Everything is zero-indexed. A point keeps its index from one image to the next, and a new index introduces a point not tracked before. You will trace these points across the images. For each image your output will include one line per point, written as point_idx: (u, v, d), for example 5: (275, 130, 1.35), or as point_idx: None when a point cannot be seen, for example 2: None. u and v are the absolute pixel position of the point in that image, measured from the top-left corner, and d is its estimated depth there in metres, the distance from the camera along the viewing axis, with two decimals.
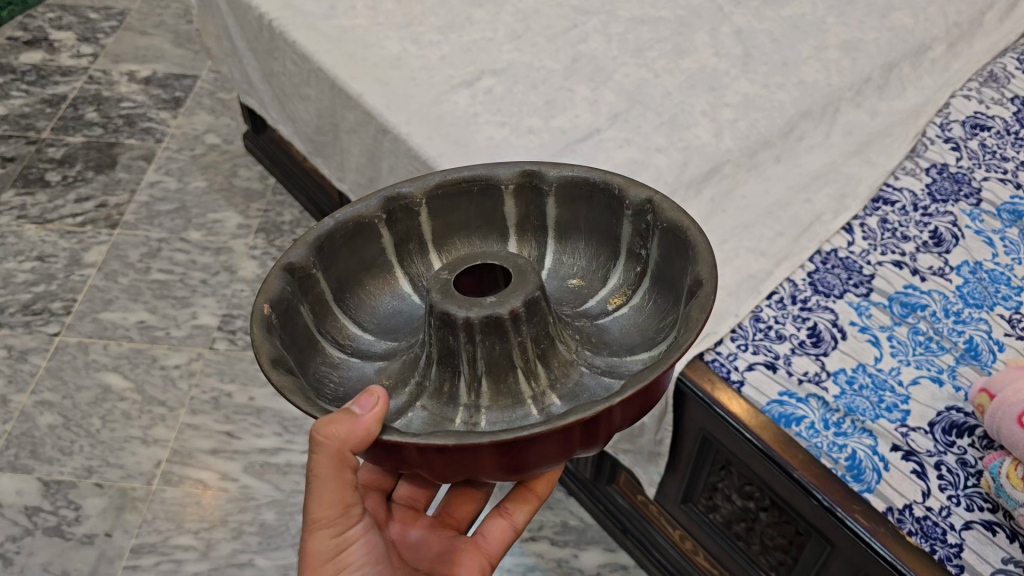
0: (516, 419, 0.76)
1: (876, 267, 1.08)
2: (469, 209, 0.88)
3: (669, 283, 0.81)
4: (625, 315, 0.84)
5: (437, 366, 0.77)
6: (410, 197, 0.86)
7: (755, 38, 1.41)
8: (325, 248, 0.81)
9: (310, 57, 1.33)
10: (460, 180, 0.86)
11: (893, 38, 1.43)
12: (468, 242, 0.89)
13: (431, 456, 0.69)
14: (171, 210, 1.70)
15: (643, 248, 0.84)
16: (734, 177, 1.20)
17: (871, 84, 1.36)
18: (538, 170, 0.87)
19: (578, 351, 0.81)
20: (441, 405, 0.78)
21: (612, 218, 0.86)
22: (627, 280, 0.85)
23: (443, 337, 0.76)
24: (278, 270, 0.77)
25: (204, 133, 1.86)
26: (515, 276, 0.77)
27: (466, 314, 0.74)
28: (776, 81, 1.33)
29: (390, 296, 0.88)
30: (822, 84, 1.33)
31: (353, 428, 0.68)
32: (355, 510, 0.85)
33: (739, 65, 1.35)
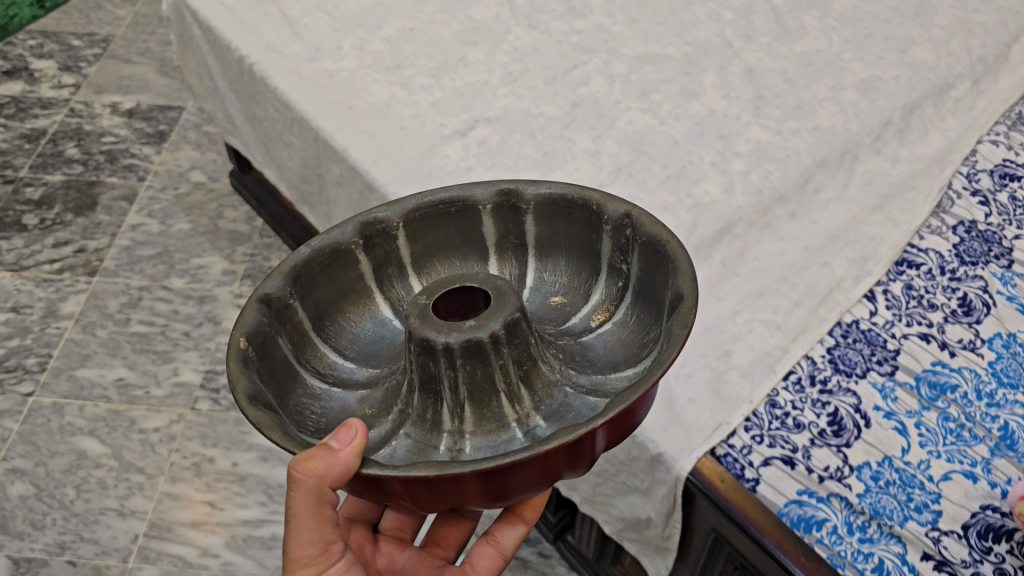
0: (502, 445, 0.73)
1: (901, 339, 1.00)
2: (446, 229, 0.85)
3: (653, 298, 0.78)
4: (608, 332, 0.80)
5: (419, 393, 0.74)
6: (387, 221, 0.82)
7: (767, 77, 1.33)
8: (302, 279, 0.77)
9: (292, 104, 1.24)
10: (438, 202, 0.83)
11: (914, 77, 1.34)
12: (449, 263, 0.86)
13: (413, 489, 0.66)
14: (153, 255, 1.63)
15: (625, 263, 0.80)
16: (746, 237, 1.12)
17: (892, 127, 1.28)
18: (516, 185, 0.83)
19: (562, 371, 0.77)
20: (426, 432, 0.74)
21: (592, 235, 0.82)
22: (611, 296, 0.82)
23: (423, 364, 0.72)
24: (252, 302, 0.73)
25: (189, 170, 1.79)
26: (494, 297, 0.73)
27: (445, 339, 0.70)
28: (789, 127, 1.25)
29: (371, 322, 0.83)
30: (839, 129, 1.25)
31: (331, 463, 0.65)
32: (337, 549, 0.84)
33: (750, 109, 1.27)
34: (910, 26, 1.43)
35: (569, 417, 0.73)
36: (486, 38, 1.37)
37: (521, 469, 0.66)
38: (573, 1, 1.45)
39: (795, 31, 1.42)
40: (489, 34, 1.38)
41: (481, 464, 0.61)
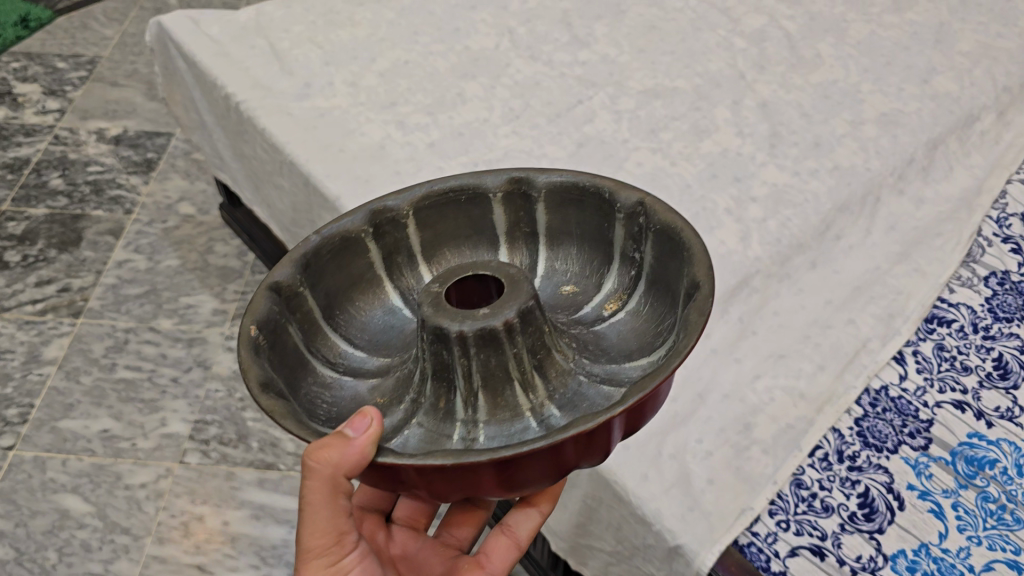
0: (516, 433, 0.71)
1: (934, 407, 0.93)
2: (456, 216, 0.84)
3: (667, 287, 0.76)
4: (622, 321, 0.79)
5: (433, 381, 0.72)
6: (396, 209, 0.82)
7: (782, 112, 1.26)
8: (311, 265, 0.77)
9: (281, 148, 1.17)
10: (447, 190, 0.82)
11: (938, 108, 1.27)
12: (458, 251, 0.85)
13: (427, 479, 0.63)
14: (140, 294, 1.57)
15: (638, 252, 0.79)
16: (763, 291, 1.05)
17: (915, 165, 1.21)
18: (526, 172, 0.83)
19: (576, 361, 0.76)
20: (439, 421, 0.73)
21: (604, 222, 0.82)
22: (624, 285, 0.81)
23: (437, 353, 0.71)
24: (262, 289, 0.72)
25: (178, 201, 1.72)
26: (509, 285, 0.72)
27: (460, 327, 0.70)
28: (807, 166, 1.18)
29: (380, 312, 0.82)
30: (860, 170, 1.18)
31: (345, 451, 0.64)
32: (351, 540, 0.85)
33: (766, 147, 1.20)
34: (931, 54, 1.36)
35: (584, 407, 0.72)
36: (486, 71, 1.30)
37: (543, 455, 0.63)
38: (576, 30, 1.38)
39: (811, 60, 1.35)
40: (490, 67, 1.31)
41: (501, 451, 0.58)
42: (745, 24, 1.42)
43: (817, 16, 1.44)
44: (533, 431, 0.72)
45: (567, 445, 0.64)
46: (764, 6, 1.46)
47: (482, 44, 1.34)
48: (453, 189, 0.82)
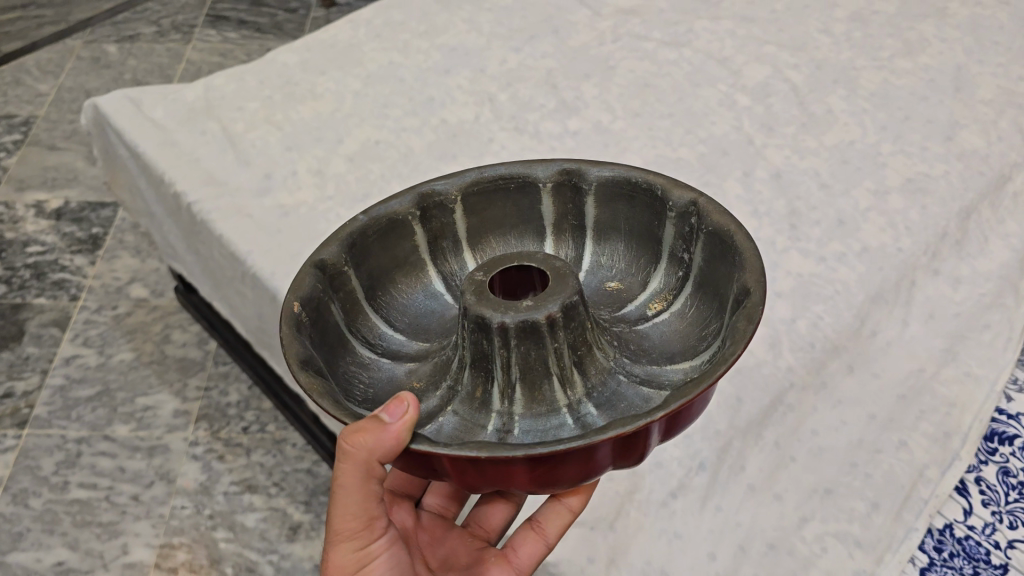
0: (552, 428, 0.74)
1: (1006, 548, 0.86)
2: (505, 206, 0.88)
3: (715, 291, 0.78)
4: (665, 321, 0.81)
5: (470, 370, 0.76)
6: (445, 194, 0.86)
7: (799, 183, 1.15)
8: (358, 248, 0.82)
9: (241, 257, 1.03)
10: (497, 178, 0.86)
11: (966, 170, 1.17)
12: (504, 241, 0.89)
13: (461, 468, 0.67)
14: (92, 396, 1.41)
15: (686, 254, 0.82)
16: (799, 407, 0.93)
17: (948, 240, 1.11)
18: (579, 164, 0.87)
19: (617, 359, 0.78)
20: (474, 410, 0.76)
21: (654, 219, 0.84)
22: (669, 284, 0.83)
23: (476, 341, 0.74)
24: (309, 268, 0.77)
25: (129, 283, 1.57)
26: (554, 278, 0.75)
27: (501, 317, 0.73)
28: (833, 249, 1.07)
29: (423, 295, 0.87)
30: (891, 251, 1.07)
31: (382, 437, 0.67)
32: (381, 525, 0.83)
33: (785, 229, 1.09)
34: (951, 105, 1.26)
35: (623, 408, 0.74)
36: (467, 148, 1.15)
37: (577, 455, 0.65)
38: (564, 92, 1.24)
39: (822, 119, 1.23)
40: (468, 145, 1.16)
41: (536, 448, 0.61)
42: (747, 77, 1.29)
43: (823, 63, 1.32)
44: (569, 429, 0.74)
45: (603, 447, 0.66)
46: (765, 53, 1.33)
47: (460, 114, 1.20)
48: (502, 179, 0.86)
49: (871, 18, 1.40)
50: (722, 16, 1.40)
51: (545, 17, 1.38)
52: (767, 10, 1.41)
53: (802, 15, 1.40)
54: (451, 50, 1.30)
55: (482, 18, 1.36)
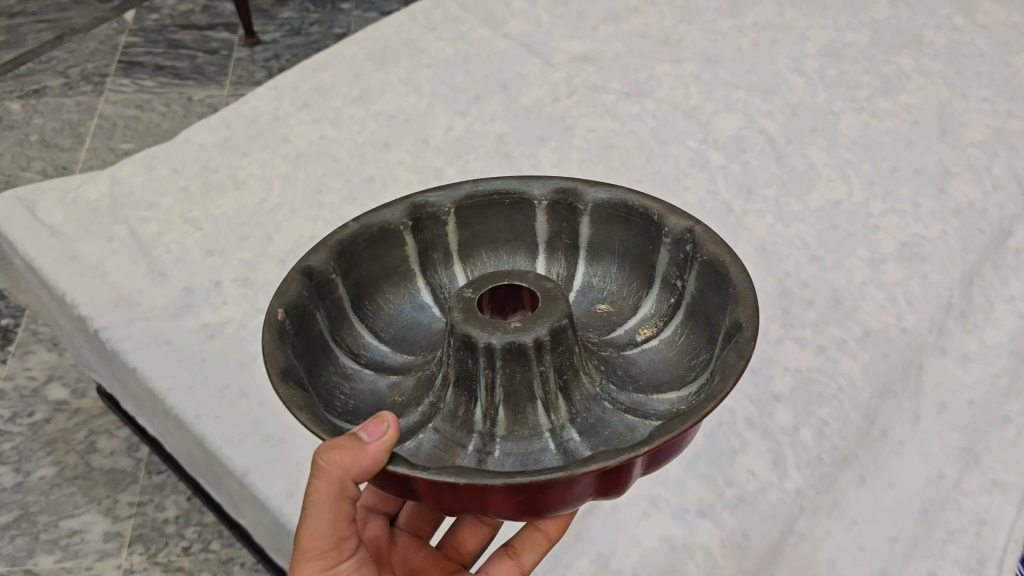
0: (534, 453, 0.67)
1: None
2: (498, 222, 0.80)
3: (706, 321, 0.71)
4: (656, 349, 0.74)
5: (455, 389, 0.69)
6: (437, 205, 0.78)
7: (786, 257, 1.04)
8: (349, 254, 0.74)
9: (160, 395, 0.88)
10: (492, 192, 0.78)
11: (963, 229, 1.08)
12: (496, 256, 0.81)
13: (439, 495, 0.60)
14: (7, 523, 1.24)
15: (680, 280, 0.74)
16: (812, 535, 0.81)
17: (953, 311, 1.01)
18: (577, 183, 0.79)
19: (603, 386, 0.71)
20: (456, 430, 0.69)
21: (649, 244, 0.76)
22: (661, 311, 0.76)
23: (461, 361, 0.67)
24: (297, 273, 0.70)
25: (46, 383, 1.41)
26: (544, 298, 0.68)
27: (488, 338, 0.66)
28: (830, 336, 0.97)
29: (411, 306, 0.79)
30: (894, 332, 0.98)
31: (356, 458, 0.58)
32: (349, 546, 0.72)
33: (776, 315, 0.98)
34: (939, 151, 1.16)
35: (606, 437, 0.67)
36: None
37: (557, 487, 0.58)
38: (518, 162, 1.11)
39: (804, 177, 1.12)
40: None
41: (515, 477, 0.54)
42: (718, 131, 1.18)
43: (799, 110, 1.21)
44: (551, 455, 0.67)
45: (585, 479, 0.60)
46: (735, 101, 1.22)
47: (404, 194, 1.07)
48: (498, 193, 0.78)
49: (845, 51, 1.29)
50: (684, 57, 1.28)
51: (490, 69, 1.24)
52: (733, 49, 1.29)
53: (771, 53, 1.28)
54: (388, 118, 1.16)
55: (420, 76, 1.22)
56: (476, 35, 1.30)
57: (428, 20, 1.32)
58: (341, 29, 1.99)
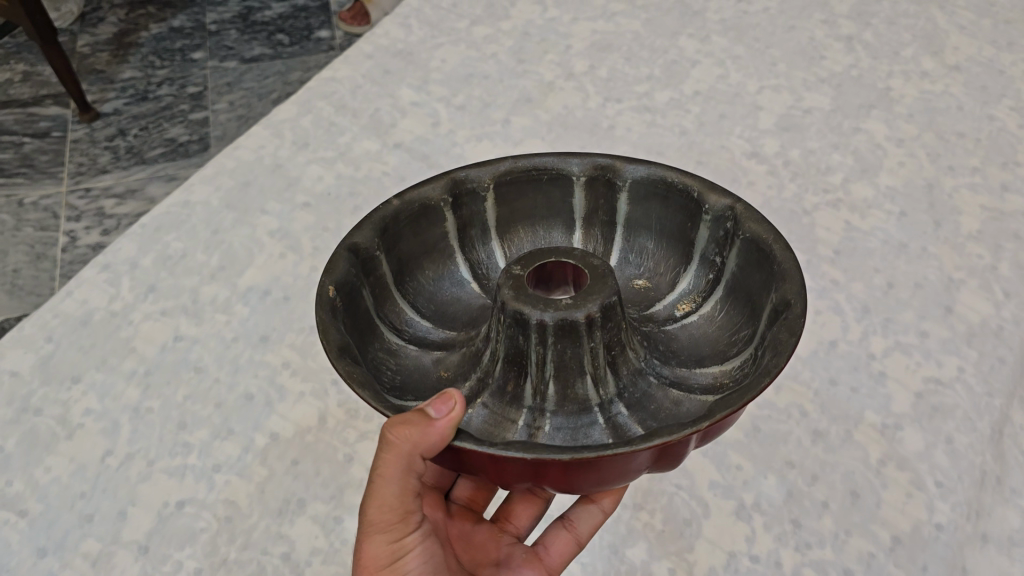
0: (584, 427, 0.65)
1: None
2: (536, 197, 0.75)
3: (749, 297, 0.67)
4: (696, 325, 0.71)
5: (504, 363, 0.66)
6: (476, 180, 0.73)
7: (783, 440, 0.84)
8: (391, 228, 0.70)
9: None
10: (532, 167, 0.74)
11: (982, 358, 0.89)
12: (533, 234, 0.76)
13: (502, 471, 0.56)
14: None
15: (720, 257, 0.70)
16: None
17: (992, 480, 0.81)
18: (615, 157, 0.74)
19: (647, 359, 0.68)
20: (505, 405, 0.67)
21: (688, 223, 0.72)
22: (700, 285, 0.72)
23: (512, 337, 0.64)
24: (342, 251, 0.65)
25: None
26: (594, 274, 0.64)
27: (541, 314, 0.63)
28: (854, 553, 0.77)
29: (450, 282, 0.75)
30: (928, 528, 0.78)
31: (424, 434, 0.56)
32: (416, 520, 0.66)
33: (785, 528, 0.78)
34: (937, 254, 0.96)
35: (652, 411, 0.65)
36: (323, 487, 0.80)
37: (615, 463, 0.55)
38: None
39: None
40: (329, 479, 0.80)
41: (580, 451, 0.51)
42: None
43: (765, 211, 0.99)
44: (599, 430, 0.65)
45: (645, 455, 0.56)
46: None
47: (298, 417, 0.84)
48: (541, 168, 0.74)
49: (805, 121, 1.08)
50: (620, 150, 1.03)
51: (382, 199, 0.98)
52: (676, 133, 1.06)
53: (720, 133, 1.06)
54: (262, 296, 0.91)
55: (297, 223, 0.97)
56: (360, 149, 1.04)
57: (297, 133, 1.06)
58: (195, 86, 1.67)
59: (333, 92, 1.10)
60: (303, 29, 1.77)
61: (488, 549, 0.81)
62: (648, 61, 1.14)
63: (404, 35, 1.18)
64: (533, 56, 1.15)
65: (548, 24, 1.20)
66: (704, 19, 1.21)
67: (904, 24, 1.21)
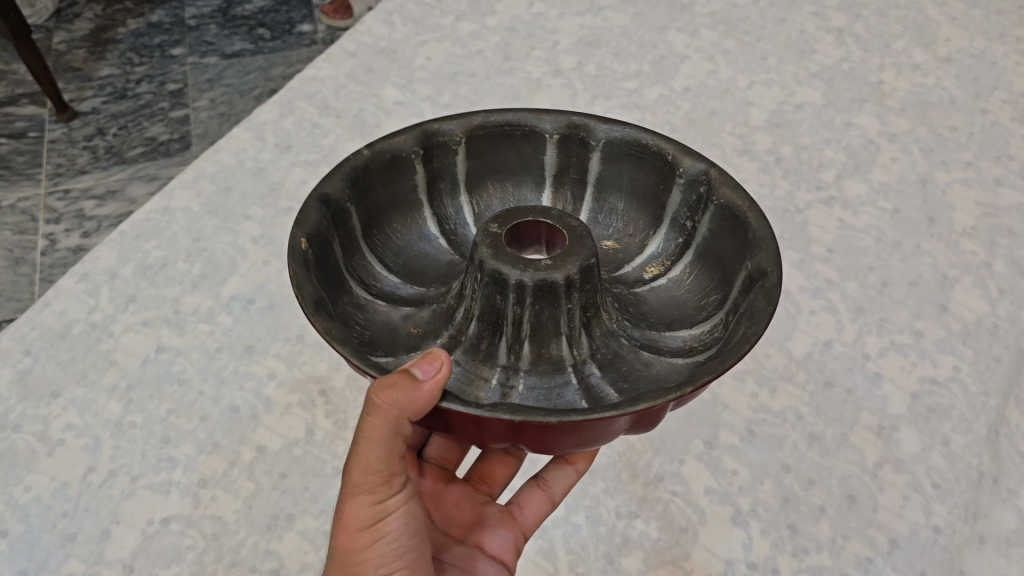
0: (557, 388, 0.61)
1: None
2: (506, 153, 0.71)
3: (720, 262, 0.65)
4: (665, 288, 0.68)
5: (479, 322, 0.63)
6: (448, 133, 0.69)
7: (779, 444, 0.82)
8: (361, 179, 0.65)
9: None
10: (503, 122, 0.69)
11: (977, 356, 0.87)
12: (502, 190, 0.73)
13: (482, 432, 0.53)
14: None
15: (691, 221, 0.67)
16: None
17: (988, 481, 0.80)
18: (588, 115, 0.70)
19: (618, 321, 0.65)
20: (478, 363, 0.63)
21: (660, 184, 0.69)
22: (670, 248, 0.69)
23: (489, 296, 0.61)
24: (312, 201, 0.60)
25: None
26: (574, 234, 0.60)
27: (520, 275, 0.59)
28: (852, 559, 0.75)
29: (418, 237, 0.70)
30: (927, 532, 0.77)
31: (410, 395, 0.51)
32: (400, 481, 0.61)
33: (782, 535, 0.77)
34: (930, 251, 0.95)
35: (625, 373, 0.62)
36: (310, 501, 0.78)
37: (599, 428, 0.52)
38: None
39: (779, 314, 0.91)
40: (318, 493, 0.78)
41: (568, 414, 0.47)
42: None
43: None
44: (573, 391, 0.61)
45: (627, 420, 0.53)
46: None
47: (284, 430, 0.82)
48: (511, 122, 0.69)
49: (797, 117, 1.07)
50: None
51: None
52: (666, 130, 1.04)
53: (711, 130, 1.04)
54: (245, 305, 0.90)
55: (280, 229, 0.95)
56: (344, 151, 1.01)
57: (279, 135, 1.03)
58: (175, 84, 1.64)
59: (316, 92, 1.07)
60: (284, 23, 1.74)
61: (463, 509, 0.78)
62: (637, 57, 1.12)
63: (387, 32, 1.15)
64: (519, 53, 1.13)
65: (534, 20, 1.18)
66: (693, 13, 1.19)
67: (896, 15, 1.19)
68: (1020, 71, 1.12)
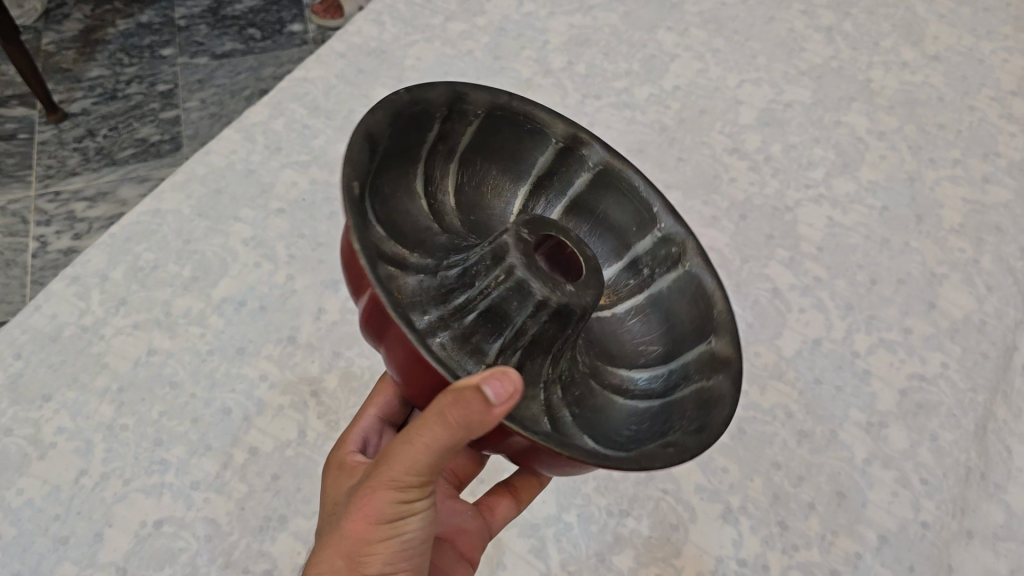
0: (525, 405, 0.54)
1: None
2: (506, 142, 0.65)
3: (668, 319, 0.63)
4: (606, 320, 0.64)
5: (478, 315, 0.54)
6: (473, 103, 0.62)
7: (770, 440, 0.83)
8: (394, 123, 0.55)
9: None
10: (520, 115, 0.64)
11: (965, 352, 0.88)
12: (483, 173, 0.65)
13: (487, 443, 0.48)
14: None
15: (648, 271, 0.66)
16: None
17: (975, 475, 0.81)
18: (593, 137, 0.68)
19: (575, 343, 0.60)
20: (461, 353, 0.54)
21: (631, 225, 0.67)
22: (614, 284, 0.66)
23: (503, 294, 0.53)
24: (358, 134, 0.52)
25: None
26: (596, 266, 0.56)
27: (550, 290, 0.52)
28: (841, 554, 0.76)
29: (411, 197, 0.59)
30: (914, 527, 0.78)
31: (475, 413, 0.44)
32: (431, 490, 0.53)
33: (772, 531, 0.78)
34: (919, 248, 0.96)
35: (579, 400, 0.56)
36: (303, 501, 0.79)
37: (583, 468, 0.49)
38: None
39: (769, 312, 0.91)
40: (311, 493, 0.79)
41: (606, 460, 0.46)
42: None
43: (747, 209, 0.99)
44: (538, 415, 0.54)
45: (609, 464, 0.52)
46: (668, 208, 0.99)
47: (276, 431, 0.82)
48: (524, 114, 0.65)
49: (786, 115, 1.07)
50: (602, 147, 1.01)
51: None
52: (657, 129, 1.05)
53: (701, 129, 1.05)
54: (237, 307, 0.90)
55: (271, 230, 0.96)
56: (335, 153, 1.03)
57: (269, 136, 1.03)
58: (165, 85, 1.63)
59: (305, 93, 1.07)
60: (275, 23, 1.74)
61: None
62: (627, 56, 1.13)
63: (377, 32, 1.15)
64: (509, 53, 1.13)
65: (524, 19, 1.17)
66: (683, 11, 1.19)
67: (884, 14, 1.20)
68: (1008, 69, 1.13)
